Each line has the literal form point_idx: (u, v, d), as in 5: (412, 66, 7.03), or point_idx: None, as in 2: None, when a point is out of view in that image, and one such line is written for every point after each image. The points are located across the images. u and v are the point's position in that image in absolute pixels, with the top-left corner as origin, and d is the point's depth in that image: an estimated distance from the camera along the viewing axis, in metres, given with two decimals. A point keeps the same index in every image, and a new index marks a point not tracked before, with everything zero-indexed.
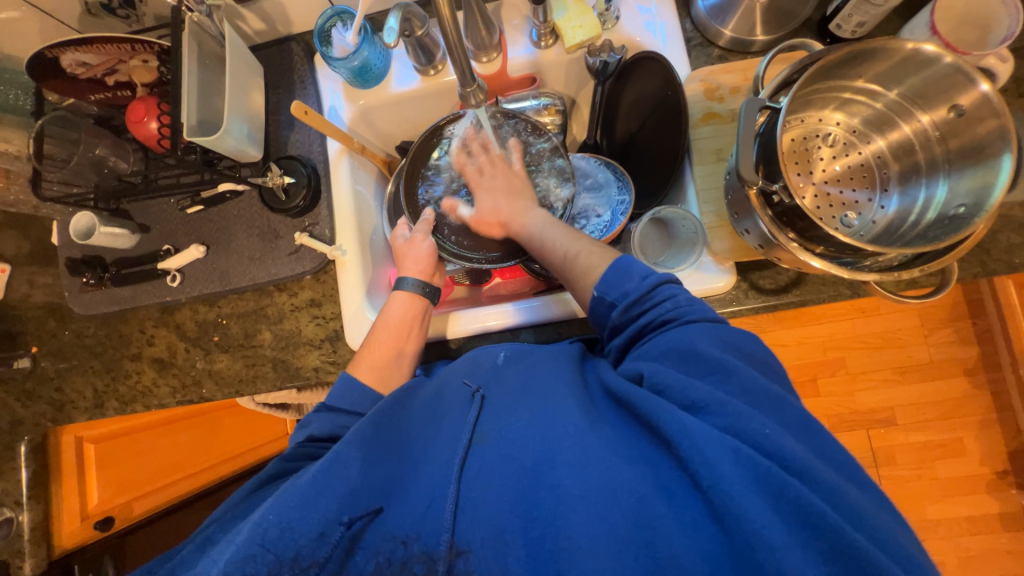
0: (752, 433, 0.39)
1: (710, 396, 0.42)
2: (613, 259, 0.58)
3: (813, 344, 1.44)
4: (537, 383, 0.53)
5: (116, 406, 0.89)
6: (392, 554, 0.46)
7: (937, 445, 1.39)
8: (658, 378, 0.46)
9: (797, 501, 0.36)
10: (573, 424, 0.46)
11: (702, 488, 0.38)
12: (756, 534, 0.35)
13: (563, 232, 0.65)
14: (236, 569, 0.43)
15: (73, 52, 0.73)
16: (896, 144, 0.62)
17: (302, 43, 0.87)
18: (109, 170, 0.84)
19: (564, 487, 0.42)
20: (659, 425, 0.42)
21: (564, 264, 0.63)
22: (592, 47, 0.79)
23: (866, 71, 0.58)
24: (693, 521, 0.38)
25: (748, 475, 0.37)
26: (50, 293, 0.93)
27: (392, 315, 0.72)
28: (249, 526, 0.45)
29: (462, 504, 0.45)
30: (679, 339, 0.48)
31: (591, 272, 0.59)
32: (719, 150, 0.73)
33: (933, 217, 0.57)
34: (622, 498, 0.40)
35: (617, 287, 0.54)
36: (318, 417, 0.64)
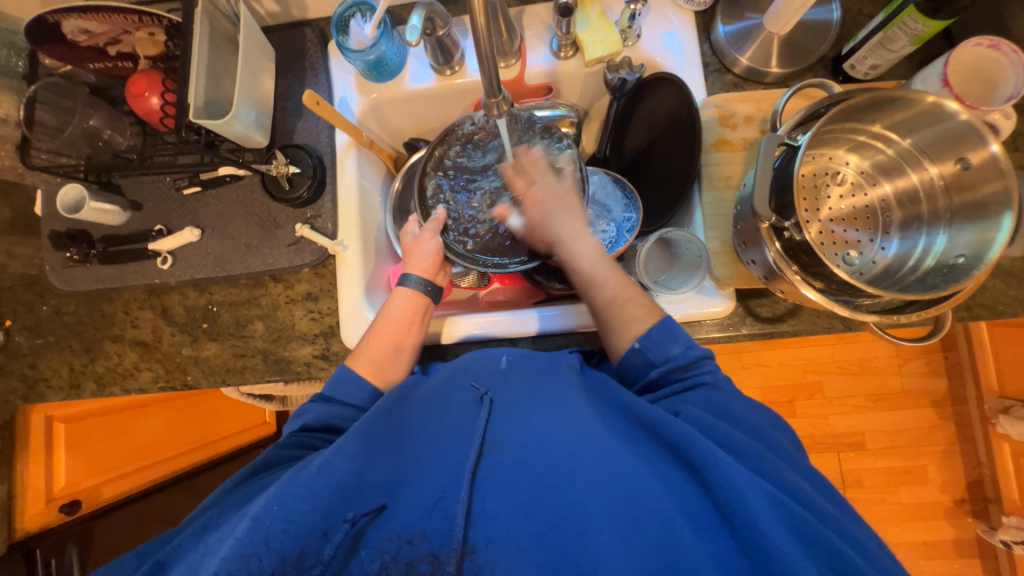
0: (778, 476, 0.43)
1: (747, 444, 0.46)
2: (658, 318, 0.60)
3: (793, 367, 1.47)
4: (550, 395, 0.54)
5: (93, 388, 0.86)
6: (396, 554, 0.44)
7: (902, 471, 1.44)
8: (696, 418, 0.49)
9: (822, 542, 0.39)
10: (594, 441, 0.47)
11: (733, 523, 0.40)
12: (785, 567, 0.37)
13: (615, 280, 0.66)
14: (240, 568, 0.41)
15: (76, 18, 0.70)
16: (901, 190, 0.64)
17: (316, 29, 0.85)
18: (104, 143, 0.80)
19: (588, 504, 0.43)
20: (688, 453, 0.44)
21: (607, 309, 0.64)
22: (611, 62, 0.79)
23: (883, 116, 0.60)
24: (719, 548, 0.40)
25: (778, 514, 0.40)
26: (28, 265, 0.89)
27: (395, 310, 0.71)
28: (248, 520, 0.43)
29: (476, 511, 0.45)
30: (706, 395, 0.53)
31: (634, 326, 0.61)
32: (728, 177, 0.74)
33: (932, 264, 0.59)
34: (648, 521, 0.41)
35: (661, 348, 0.57)
36: (315, 405, 0.62)
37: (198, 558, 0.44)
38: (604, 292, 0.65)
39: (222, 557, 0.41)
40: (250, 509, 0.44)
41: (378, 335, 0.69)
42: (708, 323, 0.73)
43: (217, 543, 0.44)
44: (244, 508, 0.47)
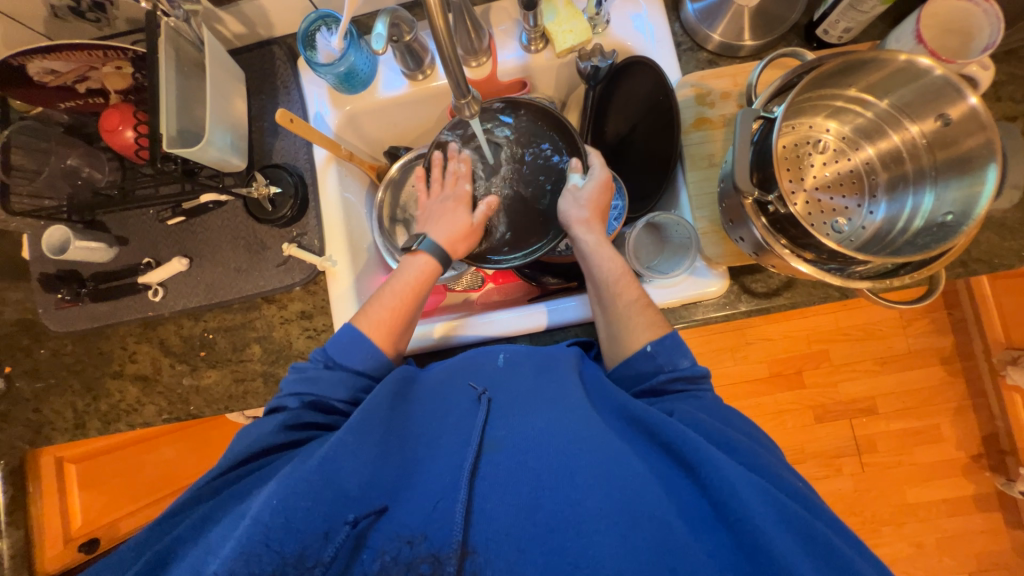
0: (773, 471, 0.47)
1: (744, 443, 0.48)
2: (659, 333, 0.59)
3: (798, 338, 1.46)
4: (550, 394, 0.55)
5: (98, 426, 0.86)
6: (397, 555, 0.44)
7: (915, 432, 1.44)
8: (689, 418, 0.51)
9: (818, 540, 0.40)
10: (594, 440, 0.48)
11: (727, 518, 0.42)
12: (783, 563, 0.38)
13: (633, 283, 0.65)
14: (241, 567, 0.39)
15: (41, 59, 0.69)
16: (885, 152, 0.63)
17: (285, 46, 0.84)
18: (84, 181, 0.80)
19: (586, 505, 0.44)
20: (683, 453, 0.46)
21: (623, 308, 0.63)
22: (582, 52, 0.79)
23: (858, 80, 0.59)
24: (715, 544, 0.42)
25: (771, 508, 0.41)
26: (22, 309, 0.89)
27: (402, 279, 0.68)
28: (248, 519, 0.42)
29: (475, 512, 0.46)
30: (705, 402, 0.54)
31: (654, 331, 0.60)
32: (711, 155, 0.73)
33: (921, 224, 0.58)
34: (645, 522, 0.42)
35: (671, 360, 0.57)
36: (331, 371, 0.59)
37: (197, 558, 0.42)
38: (628, 290, 0.64)
39: (222, 558, 0.40)
40: (250, 508, 0.43)
41: (386, 302, 0.65)
42: (705, 304, 0.73)
43: (220, 541, 0.43)
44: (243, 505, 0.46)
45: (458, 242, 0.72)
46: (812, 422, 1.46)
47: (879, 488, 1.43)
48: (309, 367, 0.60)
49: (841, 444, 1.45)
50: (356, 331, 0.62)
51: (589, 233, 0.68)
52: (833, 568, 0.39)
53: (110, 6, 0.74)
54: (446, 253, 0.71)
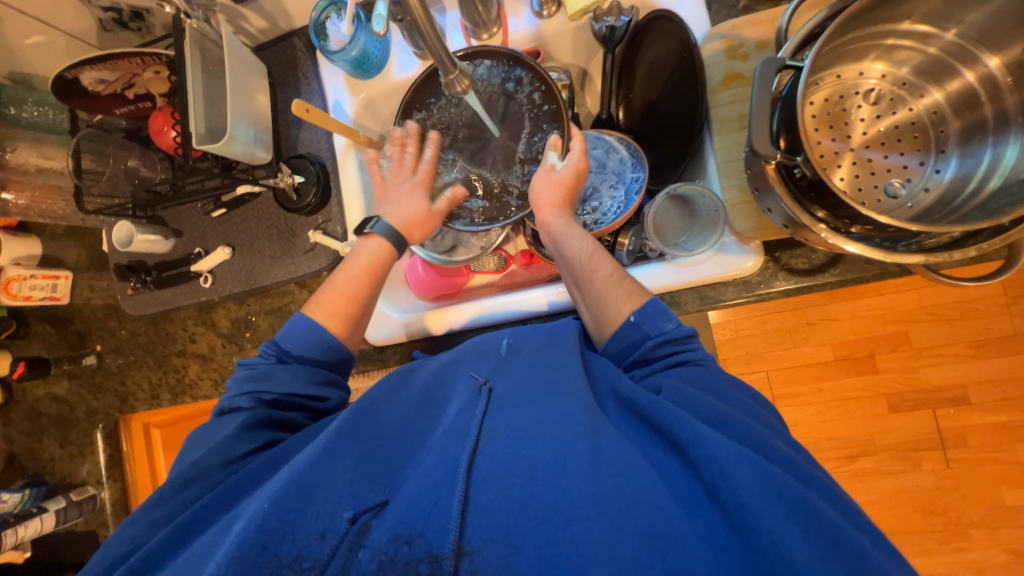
0: (766, 443, 0.42)
1: (731, 415, 0.44)
2: (641, 300, 0.58)
3: (870, 318, 1.29)
4: (544, 377, 0.54)
5: (168, 397, 0.98)
6: (394, 554, 0.44)
7: (1016, 426, 1.25)
8: (676, 393, 0.48)
9: (813, 515, 0.37)
10: (584, 422, 0.47)
11: (721, 502, 0.39)
12: (771, 539, 0.36)
13: (607, 258, 0.63)
14: (237, 569, 0.42)
15: (90, 71, 0.76)
16: (955, 96, 0.55)
17: (304, 37, 0.86)
18: (139, 180, 0.87)
19: (578, 491, 0.43)
20: (673, 434, 0.44)
21: (601, 284, 0.61)
22: (597, 10, 0.73)
23: (915, 10, 0.51)
24: (708, 529, 0.39)
25: (764, 483, 0.39)
26: (106, 295, 1.02)
27: (354, 265, 0.70)
28: (243, 521, 0.44)
29: (472, 505, 0.46)
30: (694, 371, 0.51)
31: (634, 297, 0.59)
32: (743, 116, 0.66)
33: (998, 185, 0.50)
34: (637, 510, 0.41)
35: (655, 322, 0.55)
36: (281, 367, 0.60)
37: (188, 561, 0.44)
38: (602, 265, 0.62)
39: (220, 557, 0.42)
40: (245, 510, 0.46)
41: (341, 290, 0.68)
42: (734, 284, 0.67)
43: (209, 550, 0.44)
44: (235, 509, 0.47)
45: (415, 229, 0.74)
46: (884, 411, 1.30)
47: (966, 487, 1.27)
48: (260, 364, 0.61)
49: (919, 436, 1.29)
50: (314, 321, 0.64)
51: (557, 217, 0.68)
52: (842, 553, 0.36)
53: (147, 15, 0.80)
54: (402, 235, 0.73)
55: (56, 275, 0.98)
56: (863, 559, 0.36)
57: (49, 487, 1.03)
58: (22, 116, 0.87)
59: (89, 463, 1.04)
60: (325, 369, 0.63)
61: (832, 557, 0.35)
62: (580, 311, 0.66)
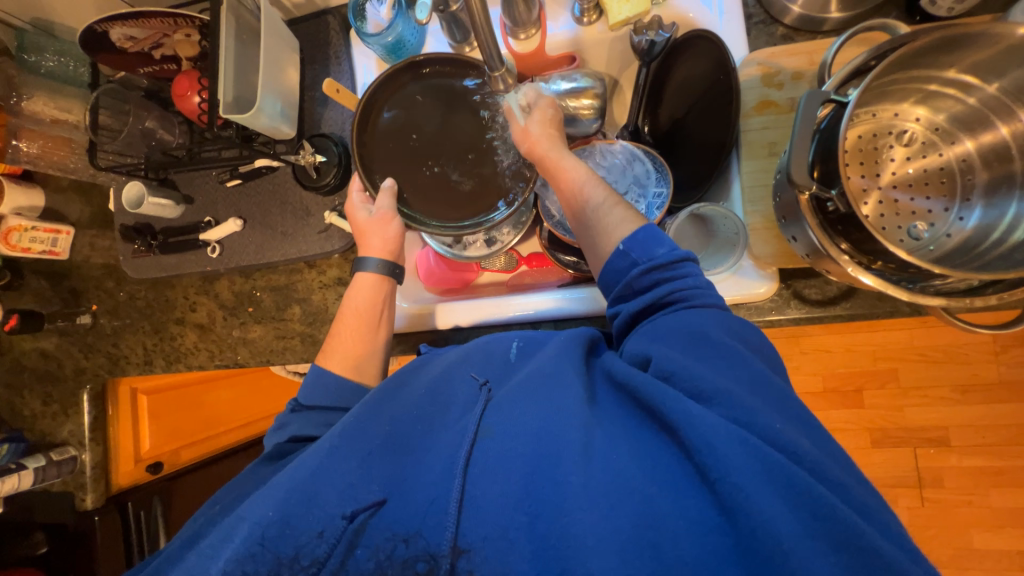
0: (757, 418, 0.40)
1: (720, 388, 0.42)
2: (637, 219, 0.59)
3: (862, 353, 1.31)
4: (539, 371, 0.53)
5: (162, 363, 0.96)
6: (392, 552, 0.45)
7: (994, 472, 1.28)
8: (666, 364, 0.46)
9: (803, 492, 0.36)
10: (575, 412, 0.46)
11: (711, 483, 0.38)
12: (759, 522, 0.35)
13: (600, 185, 0.64)
14: (238, 568, 0.43)
15: (120, 27, 0.75)
16: (987, 147, 0.56)
17: (339, 16, 0.85)
18: (157, 142, 0.86)
19: (570, 482, 0.42)
20: (663, 415, 0.43)
21: (597, 211, 0.61)
22: (638, 23, 0.72)
23: (958, 60, 0.52)
24: (699, 515, 0.38)
25: (755, 464, 0.37)
26: (107, 255, 1.00)
27: (356, 298, 0.71)
28: (246, 526, 0.45)
29: (468, 501, 0.45)
30: (687, 333, 0.48)
31: (628, 219, 0.59)
32: (773, 144, 0.67)
33: (1023, 237, 0.51)
34: (628, 499, 0.40)
35: (645, 248, 0.54)
36: (296, 416, 0.63)
37: (194, 562, 0.46)
38: (596, 191, 0.63)
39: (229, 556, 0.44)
40: (246, 513, 0.47)
41: (346, 334, 0.69)
42: (746, 307, 0.67)
43: (215, 554, 0.45)
44: (236, 512, 0.48)
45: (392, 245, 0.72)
46: (867, 445, 1.32)
47: (939, 526, 1.30)
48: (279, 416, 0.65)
49: (898, 473, 1.31)
50: (328, 371, 0.66)
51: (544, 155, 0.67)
52: (834, 537, 0.35)
53: None
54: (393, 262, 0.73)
55: (57, 229, 0.96)
56: (864, 541, 0.35)
57: (28, 443, 1.00)
58: (41, 64, 0.85)
59: (71, 423, 1.01)
60: (341, 411, 0.65)
61: (818, 534, 0.35)
62: (579, 242, 0.66)
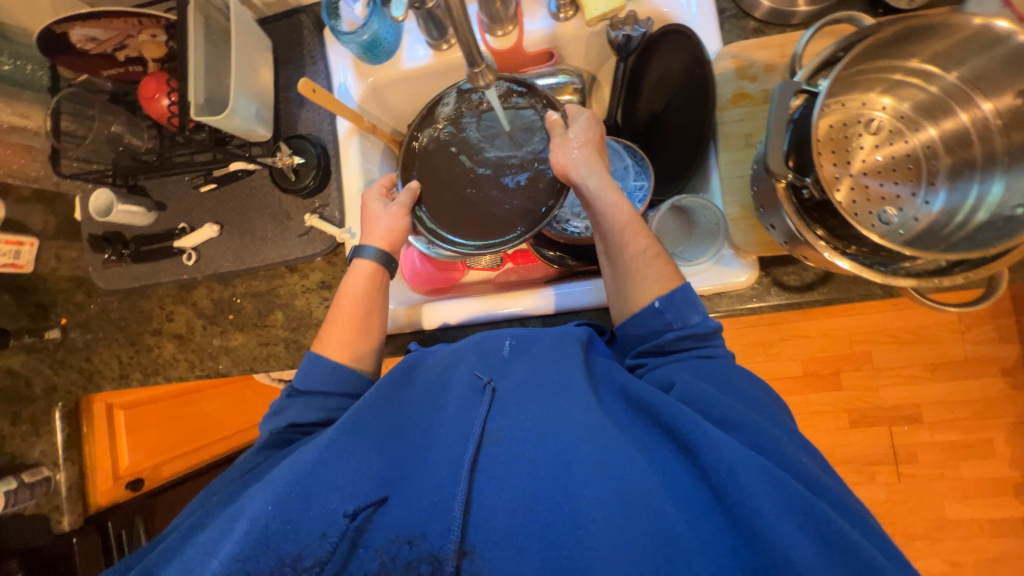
0: (777, 450, 0.44)
1: (744, 417, 0.46)
2: (674, 282, 0.58)
3: (838, 337, 1.36)
4: (547, 379, 0.54)
5: (139, 377, 0.93)
6: (396, 555, 0.44)
7: (963, 445, 1.34)
8: (690, 393, 0.49)
9: (821, 522, 0.39)
10: (591, 425, 0.48)
11: (728, 504, 0.41)
12: (779, 545, 0.37)
13: (642, 230, 0.62)
14: (240, 568, 0.40)
15: (81, 27, 0.72)
16: (949, 134, 0.59)
17: (312, 15, 0.84)
18: (125, 147, 0.83)
19: (585, 495, 0.43)
20: (683, 435, 0.45)
21: (634, 259, 0.61)
22: (614, 19, 0.74)
23: (921, 49, 0.54)
24: (713, 534, 0.40)
25: (772, 488, 0.40)
26: (75, 267, 0.96)
27: (351, 284, 0.69)
28: (245, 522, 0.43)
29: (475, 508, 0.45)
30: (710, 369, 0.53)
31: (666, 279, 0.59)
32: (748, 134, 0.68)
33: (984, 219, 0.53)
34: (641, 514, 0.41)
35: (680, 313, 0.56)
36: (292, 401, 0.63)
37: (189, 560, 0.43)
38: (636, 239, 0.62)
39: (225, 555, 0.41)
40: (244, 508, 0.45)
41: (340, 317, 0.68)
42: (729, 295, 0.69)
43: (211, 548, 0.43)
44: (234, 506, 0.47)
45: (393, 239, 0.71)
46: (845, 426, 1.37)
47: (915, 500, 1.35)
48: (276, 399, 0.65)
49: (876, 451, 1.36)
50: (324, 357, 0.65)
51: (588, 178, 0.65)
52: (841, 552, 0.37)
53: None
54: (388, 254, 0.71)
55: (19, 241, 0.92)
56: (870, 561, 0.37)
57: None
58: None
59: (44, 442, 0.98)
60: (337, 396, 0.63)
61: (835, 561, 0.37)
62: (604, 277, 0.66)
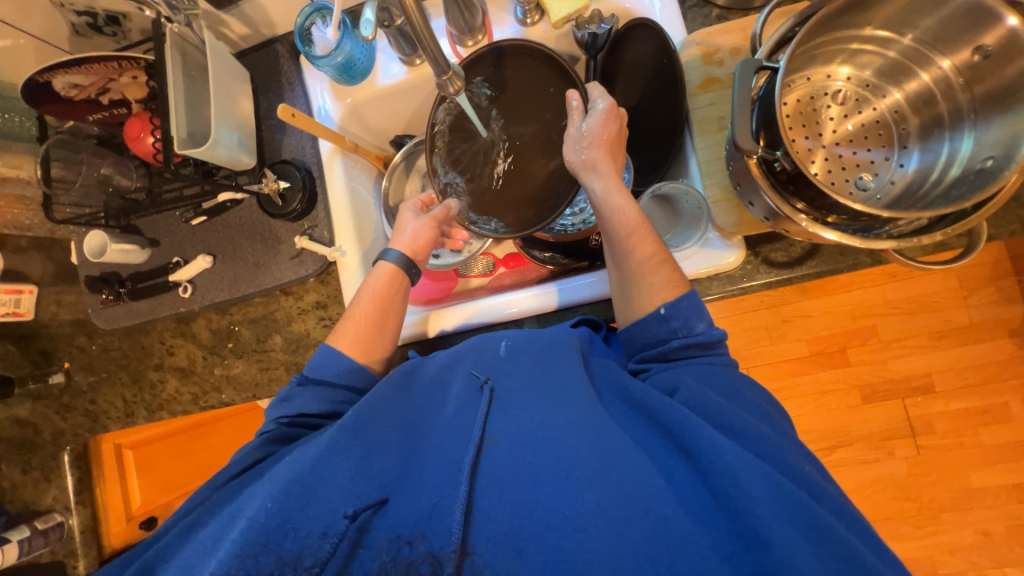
0: (780, 457, 0.44)
1: (748, 424, 0.46)
2: (680, 291, 0.58)
3: (842, 313, 1.35)
4: (548, 382, 0.54)
5: (145, 413, 0.93)
6: (396, 555, 0.45)
7: (979, 411, 1.32)
8: (694, 397, 0.49)
9: (823, 531, 0.38)
10: (592, 430, 0.48)
11: (731, 510, 0.40)
12: (782, 555, 0.37)
13: (648, 237, 0.62)
14: (239, 568, 0.41)
15: (64, 74, 0.74)
16: (913, 95, 0.60)
17: (287, 44, 0.86)
18: (114, 188, 0.84)
19: (586, 499, 0.43)
20: (685, 439, 0.45)
21: (639, 266, 0.61)
22: (579, 18, 0.76)
23: (874, 15, 0.56)
24: (716, 537, 0.40)
25: (776, 498, 0.39)
26: (75, 310, 0.97)
27: (371, 284, 0.70)
28: (244, 523, 0.43)
29: (475, 511, 0.46)
30: (712, 374, 0.53)
31: (670, 286, 0.59)
32: (721, 117, 0.69)
33: (958, 173, 0.54)
34: (640, 517, 0.41)
35: (686, 318, 0.56)
36: (303, 389, 0.64)
37: (192, 556, 0.45)
38: (643, 246, 0.62)
39: (221, 557, 0.41)
40: (244, 508, 0.45)
41: (358, 315, 0.68)
42: (719, 277, 0.69)
43: (214, 545, 0.44)
44: (234, 505, 0.48)
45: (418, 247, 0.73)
46: (857, 402, 1.36)
47: (936, 471, 1.33)
48: (284, 387, 0.65)
49: (891, 425, 1.35)
50: (335, 352, 0.66)
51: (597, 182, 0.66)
52: (837, 559, 0.37)
53: (123, 19, 0.80)
54: (410, 258, 0.72)
55: (18, 289, 0.92)
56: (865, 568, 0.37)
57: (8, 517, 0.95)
58: None
59: (54, 488, 0.99)
60: (351, 391, 0.65)
61: (830, 565, 0.37)
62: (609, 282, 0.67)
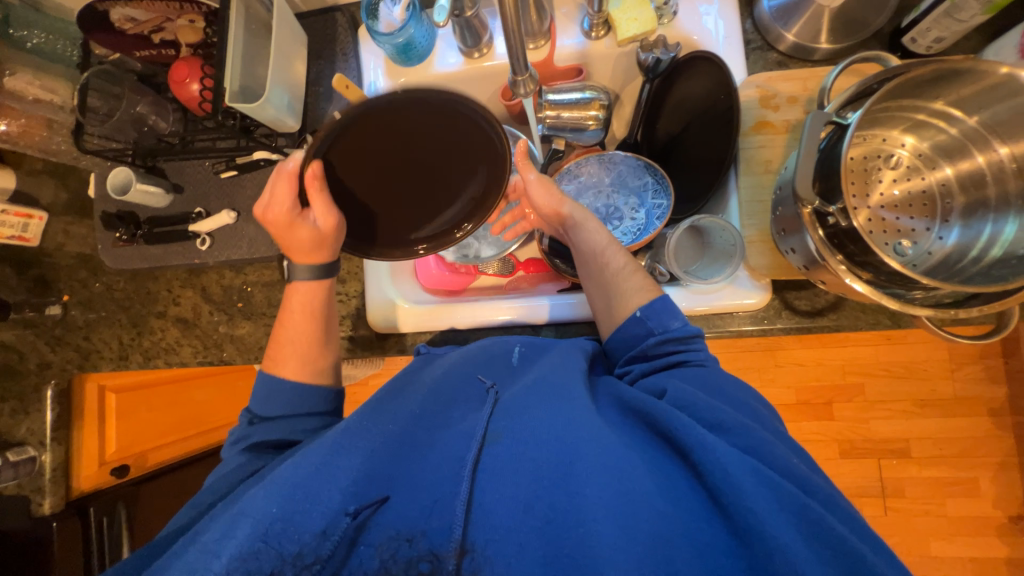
0: (768, 450, 0.43)
1: (734, 422, 0.45)
2: (657, 291, 0.61)
3: (832, 367, 1.37)
4: (546, 382, 0.54)
5: (139, 359, 0.91)
6: (396, 551, 0.42)
7: (951, 482, 1.35)
8: (681, 396, 0.48)
9: (811, 518, 0.38)
10: (589, 427, 0.46)
11: (724, 506, 0.39)
12: (776, 542, 0.36)
13: (620, 250, 0.67)
14: (239, 568, 0.38)
15: (123, 6, 0.74)
16: (965, 174, 0.62)
17: (347, 13, 0.86)
18: (149, 128, 0.83)
19: (586, 493, 0.41)
20: (677, 437, 0.44)
21: (615, 274, 0.64)
22: (645, 41, 0.75)
23: (947, 92, 0.57)
24: (710, 534, 0.39)
25: (766, 489, 0.39)
26: (83, 244, 0.94)
27: (296, 304, 0.68)
28: (245, 519, 0.41)
29: (475, 507, 0.44)
30: (696, 372, 0.52)
31: (646, 288, 0.62)
32: (769, 161, 0.71)
33: (999, 255, 0.56)
34: (641, 511, 0.39)
35: (660, 318, 0.58)
36: (258, 425, 0.62)
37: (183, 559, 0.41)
38: (615, 258, 0.66)
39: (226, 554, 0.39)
40: (247, 507, 0.42)
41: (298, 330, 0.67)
42: (741, 316, 0.70)
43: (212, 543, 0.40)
44: (235, 505, 0.44)
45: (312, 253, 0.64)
46: (836, 456, 1.38)
47: (900, 534, 1.37)
48: (236, 431, 0.63)
49: (864, 483, 1.38)
50: (283, 378, 0.64)
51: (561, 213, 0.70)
52: (834, 551, 0.37)
53: None
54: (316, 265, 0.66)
55: (29, 214, 0.91)
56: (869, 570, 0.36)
57: None
58: (28, 40, 0.81)
59: (31, 420, 0.95)
60: (311, 414, 0.64)
61: (827, 559, 0.36)
62: (593, 307, 0.68)
